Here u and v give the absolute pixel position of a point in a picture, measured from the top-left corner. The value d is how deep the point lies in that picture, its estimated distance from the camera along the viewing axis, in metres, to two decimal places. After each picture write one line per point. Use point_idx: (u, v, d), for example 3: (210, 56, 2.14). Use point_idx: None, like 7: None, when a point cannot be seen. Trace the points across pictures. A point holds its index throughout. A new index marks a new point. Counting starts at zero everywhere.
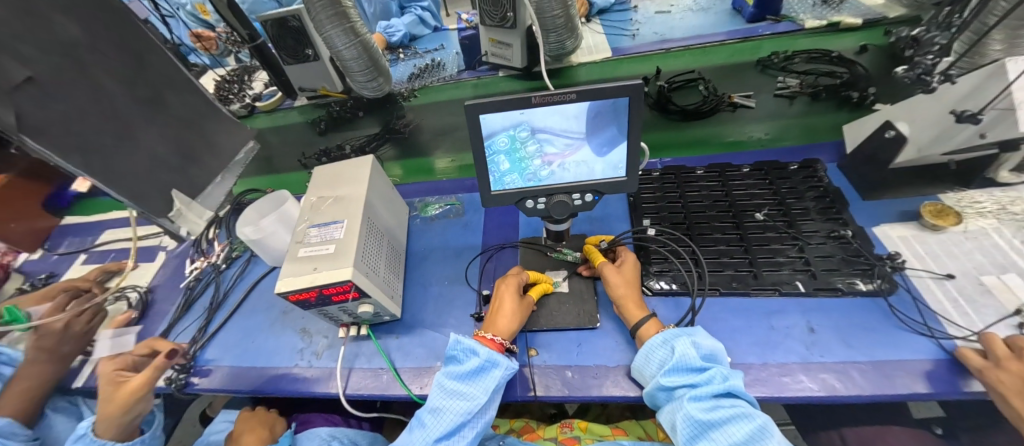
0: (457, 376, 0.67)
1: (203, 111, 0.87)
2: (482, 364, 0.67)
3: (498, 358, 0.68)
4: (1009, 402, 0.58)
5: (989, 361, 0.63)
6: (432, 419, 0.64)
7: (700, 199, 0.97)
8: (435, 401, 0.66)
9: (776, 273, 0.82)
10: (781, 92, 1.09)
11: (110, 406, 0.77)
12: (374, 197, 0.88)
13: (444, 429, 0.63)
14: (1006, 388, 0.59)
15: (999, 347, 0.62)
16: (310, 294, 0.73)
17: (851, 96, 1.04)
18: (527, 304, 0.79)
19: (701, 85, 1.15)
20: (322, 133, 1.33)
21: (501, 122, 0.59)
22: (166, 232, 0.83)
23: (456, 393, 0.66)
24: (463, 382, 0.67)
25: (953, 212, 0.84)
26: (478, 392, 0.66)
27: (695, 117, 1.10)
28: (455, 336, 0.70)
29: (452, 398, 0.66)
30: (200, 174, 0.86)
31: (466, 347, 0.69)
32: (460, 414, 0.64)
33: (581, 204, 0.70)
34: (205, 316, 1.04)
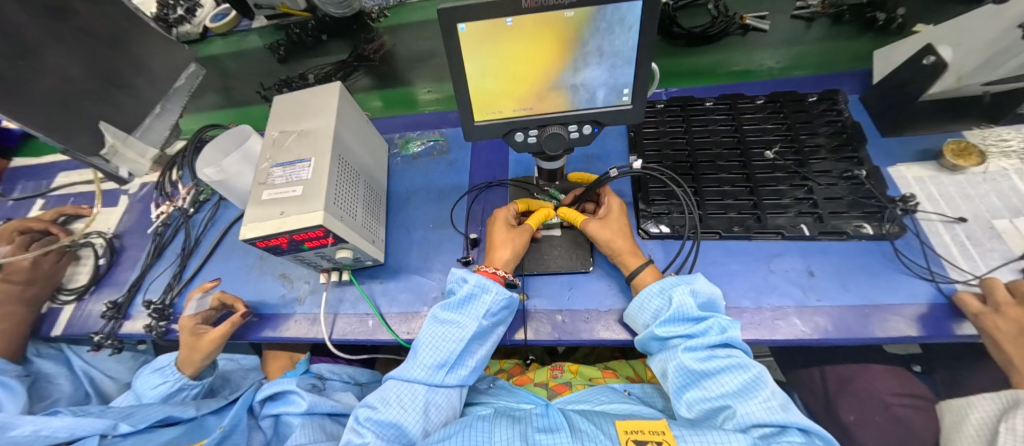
0: (451, 306, 0.66)
1: (126, 25, 0.73)
2: (474, 292, 0.65)
3: (488, 283, 0.64)
4: (1001, 347, 0.58)
5: (987, 305, 0.61)
6: (426, 350, 0.63)
7: (706, 134, 0.88)
8: (428, 332, 0.64)
9: (781, 216, 0.77)
10: (800, 13, 0.96)
11: (198, 351, 0.81)
12: (345, 131, 0.78)
13: (440, 357, 0.62)
14: (1001, 334, 0.58)
15: (1000, 291, 0.60)
16: (281, 240, 0.67)
17: (877, 18, 0.92)
18: (524, 233, 0.73)
19: (710, 3, 0.99)
20: (283, 61, 1.16)
21: (483, 34, 0.48)
22: (104, 172, 0.74)
23: (451, 323, 0.65)
24: (456, 312, 0.66)
25: (976, 151, 0.78)
26: (471, 319, 0.64)
27: (702, 41, 0.98)
28: (451, 267, 0.68)
29: (447, 327, 0.64)
30: (133, 104, 0.75)
31: (459, 277, 0.67)
32: (456, 341, 0.63)
33: (578, 137, 0.62)
34: (178, 262, 0.99)
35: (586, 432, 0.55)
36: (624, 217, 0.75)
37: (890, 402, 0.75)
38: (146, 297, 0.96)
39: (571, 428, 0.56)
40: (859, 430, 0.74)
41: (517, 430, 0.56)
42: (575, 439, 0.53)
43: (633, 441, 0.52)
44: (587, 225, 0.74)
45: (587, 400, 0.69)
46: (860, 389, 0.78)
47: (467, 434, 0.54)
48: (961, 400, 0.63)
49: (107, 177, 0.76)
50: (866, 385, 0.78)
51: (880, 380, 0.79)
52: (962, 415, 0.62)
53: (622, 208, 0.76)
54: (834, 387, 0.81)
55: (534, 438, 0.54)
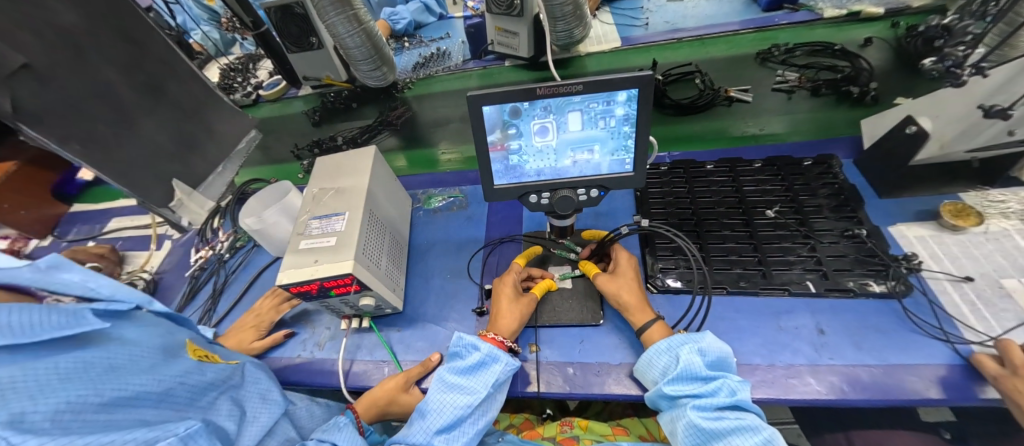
0: (457, 370, 0.67)
1: (205, 100, 0.86)
2: (482, 359, 0.67)
3: (499, 354, 0.67)
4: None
5: (1006, 368, 0.61)
6: (432, 414, 0.63)
7: (708, 194, 0.94)
8: (434, 397, 0.64)
9: (786, 273, 0.80)
10: (779, 86, 1.06)
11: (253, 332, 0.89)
12: (377, 189, 0.87)
13: (445, 422, 0.62)
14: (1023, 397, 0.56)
15: (1016, 354, 0.60)
16: (312, 286, 0.72)
17: (851, 91, 1.00)
18: (529, 302, 0.77)
19: (698, 78, 1.11)
20: (317, 124, 1.32)
21: (503, 114, 0.57)
22: (169, 221, 0.84)
23: (456, 388, 0.65)
24: (462, 376, 0.67)
25: (975, 211, 0.81)
26: (478, 387, 0.65)
27: (690, 111, 1.08)
28: (458, 332, 0.69)
29: (454, 392, 0.65)
30: (201, 165, 0.86)
31: (468, 343, 0.68)
32: (461, 407, 0.63)
33: (586, 199, 0.68)
34: (209, 304, 1.05)
35: None
36: (633, 268, 0.79)
37: None
38: None
39: None
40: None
41: None
42: None
43: None
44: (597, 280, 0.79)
45: None
46: None
47: None
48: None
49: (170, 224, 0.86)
50: None
51: None
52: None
53: (630, 260, 0.81)
54: None
55: None
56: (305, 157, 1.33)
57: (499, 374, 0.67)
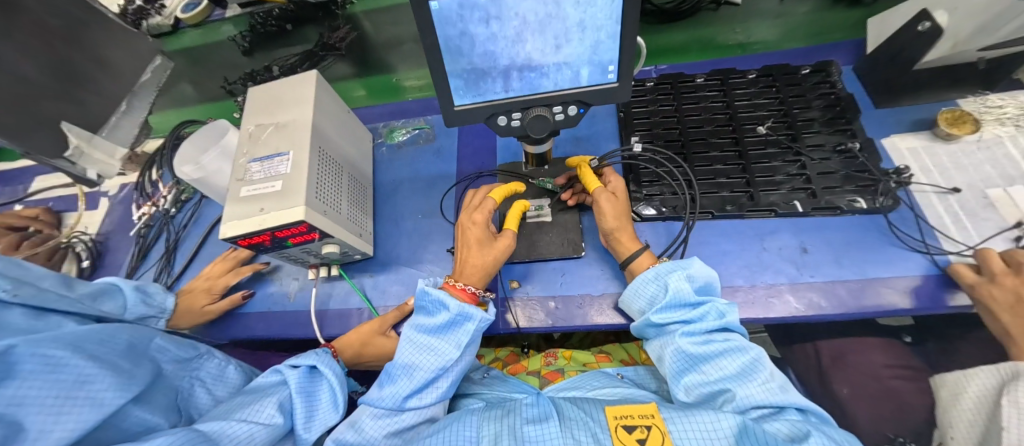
0: (426, 330, 0.62)
1: (81, 19, 0.70)
2: (453, 318, 0.62)
3: (472, 311, 0.62)
4: (997, 316, 0.58)
5: (982, 275, 0.61)
6: (404, 377, 0.60)
7: (697, 112, 0.86)
8: (404, 357, 0.61)
9: (773, 193, 0.76)
10: None
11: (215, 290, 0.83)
12: (325, 121, 0.75)
13: (417, 384, 0.59)
14: (998, 305, 0.58)
15: (994, 261, 0.60)
16: (263, 237, 0.65)
17: None
18: (507, 238, 0.70)
19: None
20: (248, 54, 1.13)
21: (456, 14, 0.45)
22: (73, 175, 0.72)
23: (427, 346, 0.62)
24: (433, 336, 0.63)
25: (971, 119, 0.77)
26: (450, 346, 0.62)
27: (674, 18, 0.94)
28: (422, 285, 0.63)
29: (424, 353, 0.61)
30: (96, 103, 0.72)
31: (434, 299, 0.62)
32: (433, 370, 0.60)
33: (563, 119, 0.59)
34: (163, 263, 0.97)
35: (574, 418, 0.55)
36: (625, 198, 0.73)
37: (882, 373, 0.77)
38: None
39: (561, 417, 0.55)
40: (852, 403, 0.75)
41: (505, 423, 0.55)
42: (564, 427, 0.53)
43: (622, 426, 0.51)
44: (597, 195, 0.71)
45: (578, 386, 0.67)
46: (852, 363, 0.79)
47: (453, 430, 0.55)
48: (956, 374, 0.63)
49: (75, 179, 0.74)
50: (859, 359, 0.79)
51: (873, 353, 0.79)
52: (959, 388, 0.62)
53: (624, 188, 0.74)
54: (827, 360, 0.82)
55: (522, 431, 0.53)
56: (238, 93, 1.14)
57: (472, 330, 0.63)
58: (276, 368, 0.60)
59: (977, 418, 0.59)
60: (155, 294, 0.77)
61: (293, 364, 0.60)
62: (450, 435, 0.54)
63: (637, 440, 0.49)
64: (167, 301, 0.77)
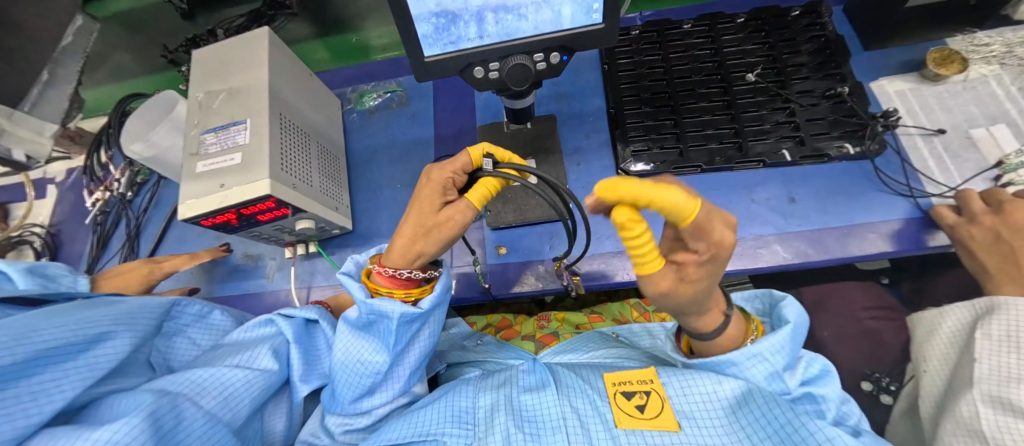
0: (352, 325, 0.54)
1: None
2: (369, 317, 0.52)
3: (382, 308, 0.50)
4: (974, 254, 0.59)
5: (962, 216, 0.62)
6: (343, 386, 0.54)
7: (684, 61, 0.82)
8: (337, 360, 0.54)
9: (762, 143, 0.74)
10: None
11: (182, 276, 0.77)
12: (284, 85, 0.68)
13: (354, 389, 0.53)
14: (976, 243, 0.59)
15: (976, 202, 0.60)
16: (229, 215, 0.60)
17: None
18: (462, 210, 0.46)
19: None
20: (188, 16, 1.01)
21: None
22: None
23: (357, 346, 0.54)
24: (362, 333, 0.54)
25: (960, 58, 0.75)
26: (378, 347, 0.53)
27: None
28: (341, 274, 0.54)
29: (356, 352, 0.54)
30: (11, 72, 0.63)
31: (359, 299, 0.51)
32: (367, 373, 0.53)
33: (545, 68, 0.54)
34: (126, 250, 0.91)
35: (572, 386, 0.55)
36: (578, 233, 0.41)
37: (861, 315, 0.79)
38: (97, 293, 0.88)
39: (559, 384, 0.55)
40: (831, 345, 0.79)
41: (501, 393, 0.55)
42: (561, 395, 0.53)
43: (620, 393, 0.51)
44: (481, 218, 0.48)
45: (574, 349, 0.67)
46: (834, 306, 0.81)
47: (448, 401, 0.54)
48: (933, 311, 0.65)
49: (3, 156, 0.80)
50: (840, 302, 0.81)
51: (853, 296, 0.82)
52: (935, 325, 0.64)
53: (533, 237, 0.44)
54: (809, 305, 0.84)
55: (520, 401, 0.53)
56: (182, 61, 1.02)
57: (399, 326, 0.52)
58: (269, 318, 0.59)
59: (949, 351, 0.61)
60: (60, 277, 0.62)
61: (286, 314, 0.61)
62: (446, 406, 0.53)
63: (636, 407, 0.49)
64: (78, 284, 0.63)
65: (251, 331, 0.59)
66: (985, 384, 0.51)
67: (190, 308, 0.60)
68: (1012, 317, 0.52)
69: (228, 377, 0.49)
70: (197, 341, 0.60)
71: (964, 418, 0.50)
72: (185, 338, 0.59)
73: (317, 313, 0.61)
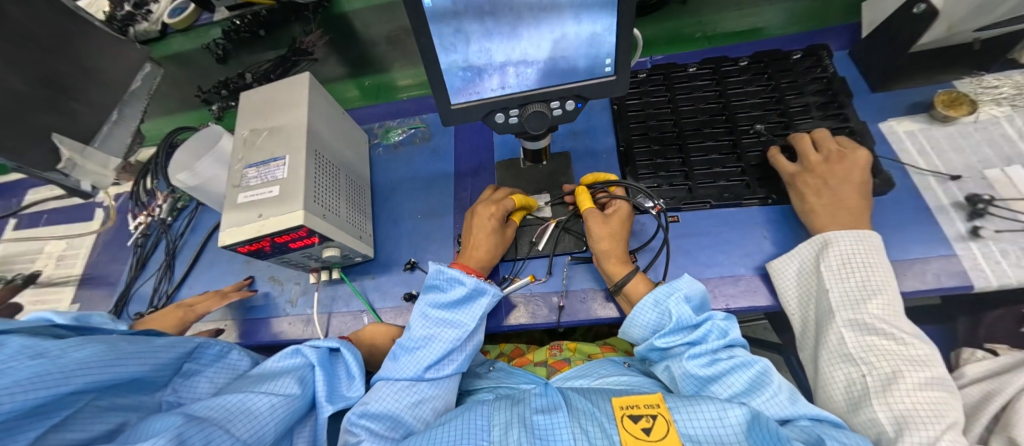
0: (440, 305, 0.65)
1: (70, 28, 0.71)
2: (467, 293, 0.65)
3: (458, 276, 0.65)
4: (805, 199, 0.67)
5: (798, 166, 0.70)
6: (418, 350, 0.63)
7: (690, 102, 0.86)
8: (420, 332, 0.63)
9: (768, 180, 0.76)
10: None
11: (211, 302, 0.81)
12: (320, 125, 0.74)
13: (435, 356, 0.62)
14: (806, 188, 0.67)
15: (811, 153, 0.69)
16: (263, 243, 0.64)
17: None
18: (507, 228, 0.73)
19: None
20: (221, 61, 1.11)
21: (452, 8, 0.45)
22: (67, 188, 0.76)
23: (442, 326, 0.64)
24: (446, 310, 0.65)
25: (967, 100, 0.76)
26: (465, 319, 0.65)
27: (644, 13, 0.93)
28: (438, 265, 0.66)
29: (441, 326, 0.64)
30: (84, 111, 0.73)
31: (449, 276, 0.66)
32: (449, 344, 0.63)
33: (561, 114, 0.59)
34: (162, 271, 0.96)
35: (581, 409, 0.55)
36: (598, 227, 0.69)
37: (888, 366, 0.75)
38: (132, 310, 0.93)
39: (570, 408, 0.55)
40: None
41: (514, 413, 0.55)
42: (571, 417, 0.53)
43: (627, 416, 0.51)
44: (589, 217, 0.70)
45: (586, 374, 0.67)
46: None
47: (465, 420, 0.54)
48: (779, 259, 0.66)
49: (71, 192, 0.78)
50: None
51: None
52: (784, 271, 0.65)
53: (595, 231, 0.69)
54: None
55: (532, 421, 0.53)
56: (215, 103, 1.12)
57: (472, 302, 0.66)
58: (296, 349, 0.62)
59: (808, 289, 0.63)
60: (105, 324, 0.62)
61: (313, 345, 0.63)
62: (462, 424, 0.54)
63: (642, 429, 0.49)
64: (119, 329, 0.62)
65: (279, 362, 0.62)
66: (843, 312, 0.57)
67: (211, 348, 0.63)
68: (840, 251, 0.60)
69: (253, 404, 0.53)
70: (215, 381, 0.62)
71: (834, 346, 0.56)
72: (205, 378, 0.61)
73: (339, 343, 0.63)
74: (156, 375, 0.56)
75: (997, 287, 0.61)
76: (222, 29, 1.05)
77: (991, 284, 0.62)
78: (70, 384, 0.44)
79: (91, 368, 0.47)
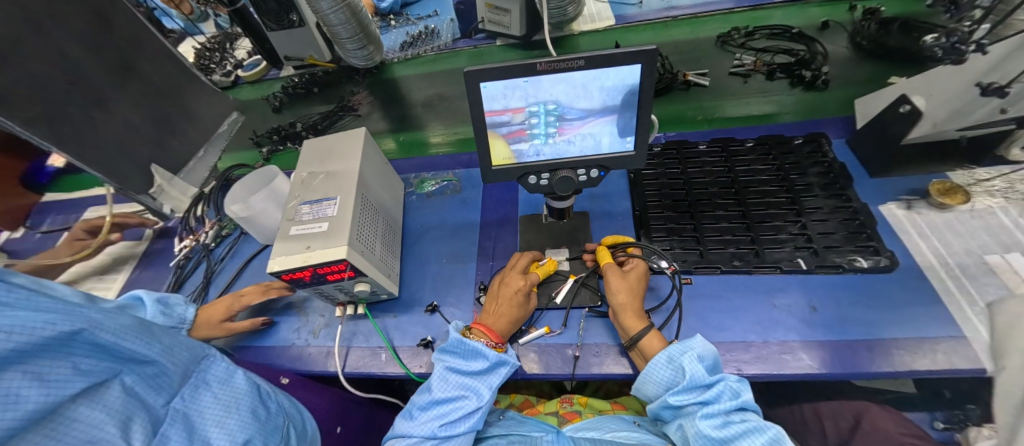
0: (460, 373, 0.67)
1: (182, 80, 0.87)
2: (488, 364, 0.67)
3: (482, 349, 0.66)
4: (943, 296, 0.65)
5: None
6: (434, 413, 0.64)
7: (701, 175, 0.94)
8: (438, 395, 0.65)
9: (777, 251, 0.80)
10: (737, 70, 1.06)
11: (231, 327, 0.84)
12: (368, 173, 0.84)
13: (450, 420, 0.63)
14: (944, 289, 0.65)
15: None
16: (305, 273, 0.70)
17: (804, 75, 1.01)
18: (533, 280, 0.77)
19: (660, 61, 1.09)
20: (277, 110, 1.26)
21: (503, 90, 0.56)
22: (150, 208, 0.87)
23: (460, 393, 0.65)
24: (465, 377, 0.67)
25: (961, 190, 0.82)
26: (482, 388, 0.66)
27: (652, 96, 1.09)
28: (458, 335, 0.67)
29: (460, 394, 0.65)
30: (176, 148, 0.87)
31: (472, 348, 0.67)
32: (466, 413, 0.64)
33: (586, 180, 0.67)
34: (197, 293, 1.02)
35: None
36: (618, 279, 0.74)
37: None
38: None
39: None
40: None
41: None
42: None
43: None
44: (607, 271, 0.76)
45: (596, 428, 0.68)
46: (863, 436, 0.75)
47: None
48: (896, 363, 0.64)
49: (152, 212, 0.88)
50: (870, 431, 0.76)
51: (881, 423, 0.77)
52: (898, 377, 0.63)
53: (613, 284, 0.73)
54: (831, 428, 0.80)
55: None
56: (263, 145, 1.28)
57: (489, 373, 0.68)
58: None
59: None
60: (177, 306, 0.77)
61: None
62: None
63: None
64: (187, 313, 0.78)
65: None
66: None
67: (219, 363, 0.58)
68: None
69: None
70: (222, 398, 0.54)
71: None
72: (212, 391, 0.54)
73: None
74: (170, 365, 0.51)
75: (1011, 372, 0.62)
76: (283, 85, 1.21)
77: None
78: (104, 330, 0.44)
79: (125, 325, 0.47)
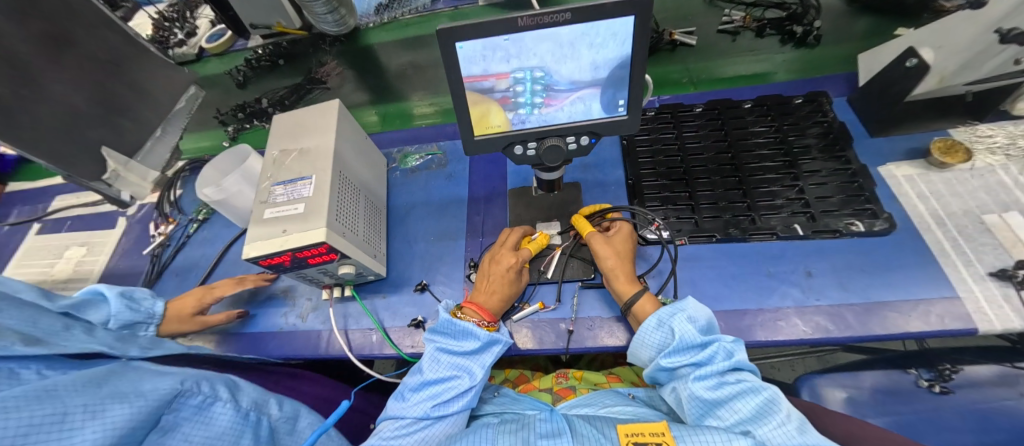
0: (451, 353, 0.65)
1: (128, 52, 0.80)
2: (479, 344, 0.65)
3: (472, 329, 0.65)
4: None
5: None
6: (427, 393, 0.63)
7: (697, 140, 0.90)
8: (430, 375, 0.64)
9: (774, 217, 0.78)
10: (725, 28, 0.99)
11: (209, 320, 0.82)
12: (345, 148, 0.79)
13: (443, 400, 0.62)
14: None
15: None
16: (284, 257, 0.67)
17: (795, 31, 0.96)
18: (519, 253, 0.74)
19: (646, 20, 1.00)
20: (243, 86, 1.18)
21: (483, 50, 0.50)
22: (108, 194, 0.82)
23: (453, 374, 0.64)
24: (456, 358, 0.65)
25: (963, 148, 0.80)
26: (475, 367, 0.65)
27: None
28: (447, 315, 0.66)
29: (453, 374, 0.64)
30: (128, 128, 0.81)
31: (462, 328, 0.66)
32: (460, 394, 0.63)
33: (576, 148, 0.63)
34: (178, 281, 0.98)
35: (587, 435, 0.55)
36: (603, 247, 0.72)
37: None
38: None
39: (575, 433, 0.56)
40: None
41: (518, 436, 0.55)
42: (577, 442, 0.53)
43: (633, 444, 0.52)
44: (592, 240, 0.74)
45: (591, 403, 0.68)
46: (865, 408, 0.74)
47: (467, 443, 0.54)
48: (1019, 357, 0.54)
49: (111, 199, 0.85)
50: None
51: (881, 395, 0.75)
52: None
53: (599, 254, 0.71)
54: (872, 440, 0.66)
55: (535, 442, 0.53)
56: (231, 123, 1.22)
57: (483, 353, 0.66)
58: None
59: None
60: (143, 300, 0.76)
61: None
62: None
63: None
64: (155, 307, 0.77)
65: None
66: None
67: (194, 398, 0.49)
68: None
69: None
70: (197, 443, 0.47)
71: None
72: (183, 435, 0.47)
73: None
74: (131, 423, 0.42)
75: (1002, 332, 0.62)
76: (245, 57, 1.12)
77: (995, 328, 0.62)
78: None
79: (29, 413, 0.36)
